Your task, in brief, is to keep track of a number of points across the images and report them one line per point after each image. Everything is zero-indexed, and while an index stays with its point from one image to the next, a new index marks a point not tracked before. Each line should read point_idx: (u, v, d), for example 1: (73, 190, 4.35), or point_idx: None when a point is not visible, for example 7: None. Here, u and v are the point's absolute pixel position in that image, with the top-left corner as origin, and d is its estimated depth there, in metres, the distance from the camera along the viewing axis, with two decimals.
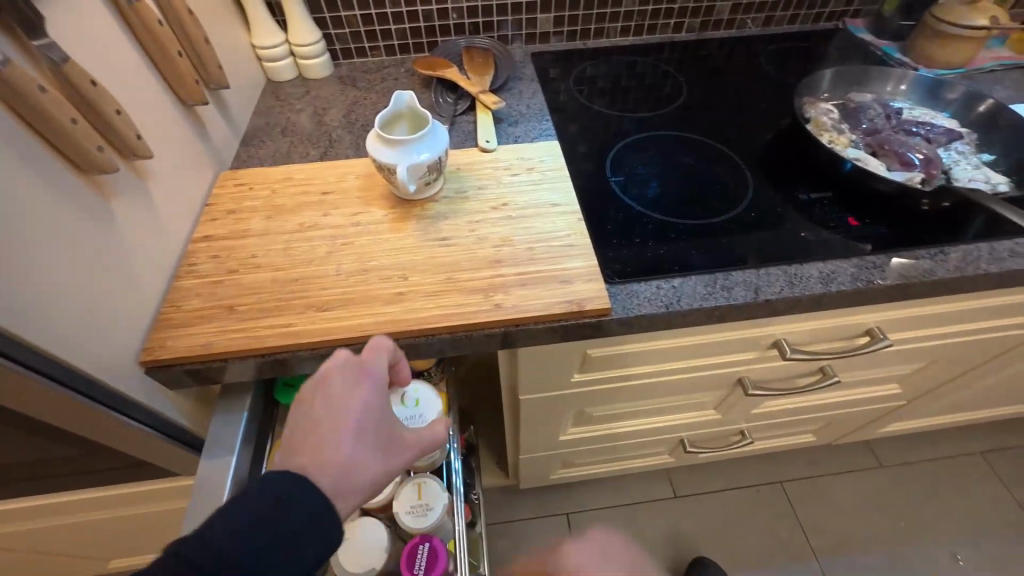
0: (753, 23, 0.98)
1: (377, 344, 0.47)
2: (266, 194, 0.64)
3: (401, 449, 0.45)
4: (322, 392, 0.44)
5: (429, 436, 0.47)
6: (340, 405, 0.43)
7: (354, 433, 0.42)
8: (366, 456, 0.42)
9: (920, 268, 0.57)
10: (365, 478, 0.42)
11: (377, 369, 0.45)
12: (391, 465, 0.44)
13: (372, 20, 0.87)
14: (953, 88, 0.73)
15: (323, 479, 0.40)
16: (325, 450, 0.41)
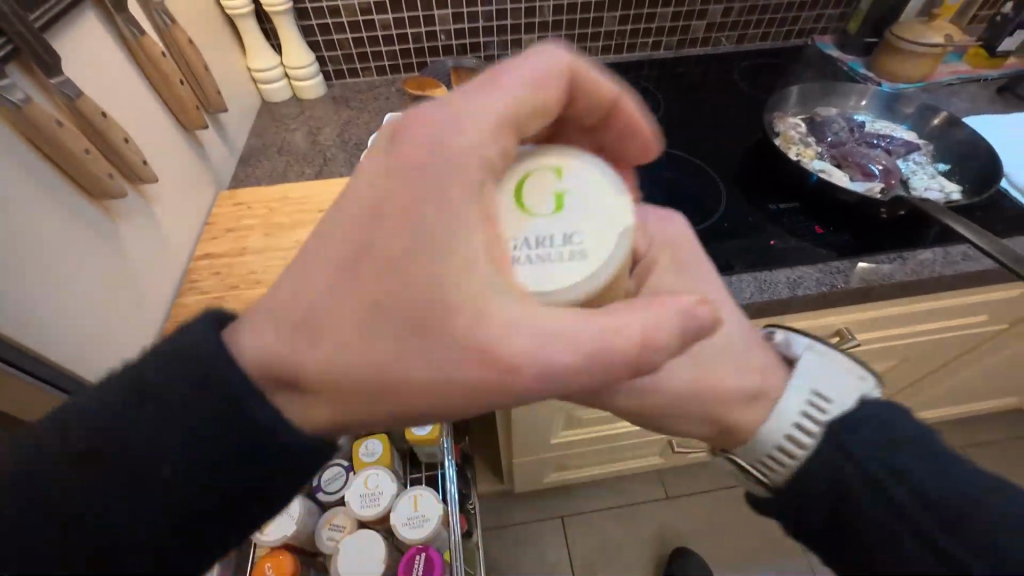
0: (727, 41, 1.03)
1: (554, 58, 0.35)
2: (264, 213, 0.67)
3: (450, 345, 0.29)
4: (447, 98, 0.32)
5: (540, 350, 0.29)
6: (447, 118, 0.31)
7: (422, 210, 0.29)
8: (400, 293, 0.29)
9: (881, 272, 0.61)
10: (371, 340, 0.29)
11: (514, 96, 0.32)
12: (415, 358, 0.29)
13: (363, 43, 0.91)
14: (910, 102, 0.78)
15: (315, 262, 0.30)
16: (362, 203, 0.30)
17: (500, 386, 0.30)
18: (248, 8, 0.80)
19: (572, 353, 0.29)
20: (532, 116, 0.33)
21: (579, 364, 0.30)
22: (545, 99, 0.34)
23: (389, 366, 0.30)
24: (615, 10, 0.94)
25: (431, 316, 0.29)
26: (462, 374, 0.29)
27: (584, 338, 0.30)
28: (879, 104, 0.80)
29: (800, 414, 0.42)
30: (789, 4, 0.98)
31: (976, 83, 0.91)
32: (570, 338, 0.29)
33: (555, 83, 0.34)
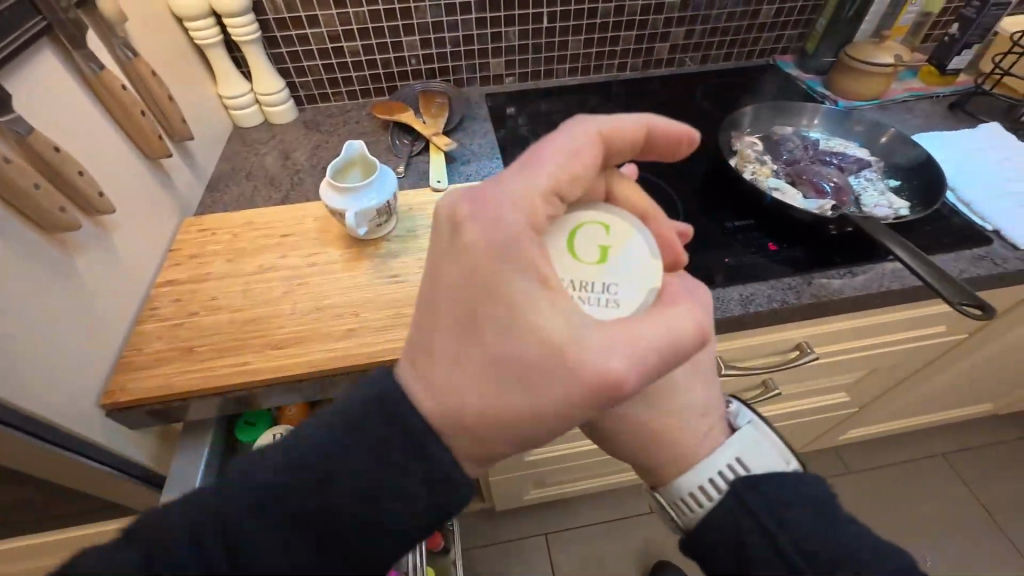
0: (691, 61, 1.06)
1: (577, 130, 0.38)
2: (228, 238, 0.68)
3: (555, 374, 0.34)
4: (504, 185, 0.36)
5: (622, 356, 0.35)
6: (510, 205, 0.36)
7: (514, 278, 0.35)
8: (517, 351, 0.35)
9: (831, 288, 0.62)
10: (498, 391, 0.35)
11: (555, 173, 0.37)
12: (535, 390, 0.35)
13: (333, 69, 0.93)
14: (861, 120, 0.80)
15: (445, 345, 0.36)
16: (467, 291, 0.36)
17: (600, 397, 0.35)
18: (216, 38, 0.81)
19: (644, 354, 0.35)
20: (574, 185, 0.38)
21: (649, 360, 0.36)
22: (579, 166, 0.38)
23: (520, 406, 0.35)
24: (579, 34, 0.97)
25: (539, 358, 0.34)
26: (571, 397, 0.35)
27: (649, 338, 0.36)
28: (831, 122, 0.82)
29: (710, 479, 0.42)
30: (748, 26, 1.02)
31: (929, 100, 0.94)
32: (637, 340, 0.35)
33: (587, 149, 0.38)
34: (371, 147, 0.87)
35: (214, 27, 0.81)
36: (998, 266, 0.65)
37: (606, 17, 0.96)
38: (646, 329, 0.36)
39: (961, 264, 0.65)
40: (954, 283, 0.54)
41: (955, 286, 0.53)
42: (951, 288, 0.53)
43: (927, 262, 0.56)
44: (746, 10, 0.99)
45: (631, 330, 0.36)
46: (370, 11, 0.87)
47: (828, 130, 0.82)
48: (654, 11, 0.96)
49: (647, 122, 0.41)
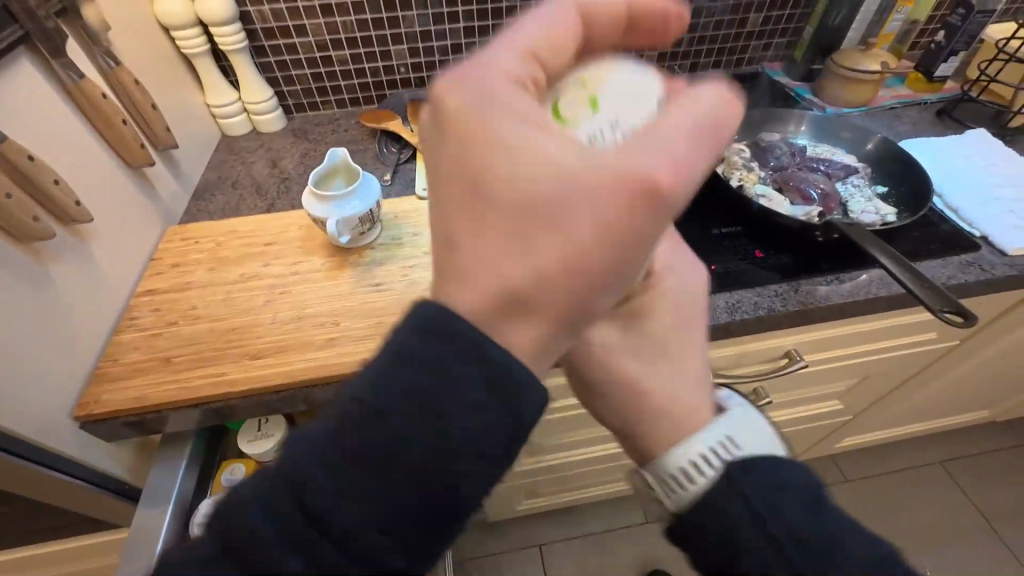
0: (680, 69, 1.07)
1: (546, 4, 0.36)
2: (211, 247, 0.68)
3: (605, 193, 0.28)
4: (484, 55, 0.32)
5: (662, 154, 0.28)
6: (499, 73, 0.32)
7: (522, 125, 0.30)
8: (552, 189, 0.28)
9: (818, 295, 0.62)
10: (549, 242, 0.28)
11: (531, 35, 0.34)
12: (589, 224, 0.28)
13: (321, 78, 0.93)
14: (847, 127, 0.80)
15: (461, 216, 0.29)
16: (483, 153, 0.29)
17: (649, 211, 0.28)
18: (203, 47, 0.81)
19: (691, 135, 0.29)
20: (559, 50, 0.35)
21: (694, 142, 0.29)
22: (560, 31, 0.35)
23: (579, 255, 0.28)
24: None
25: (583, 188, 0.28)
26: (625, 216, 0.28)
27: (684, 118, 0.29)
28: (818, 129, 0.83)
29: (706, 454, 0.37)
30: (736, 34, 1.02)
31: (917, 107, 0.94)
32: (683, 126, 0.29)
33: (563, 14, 0.36)
34: (359, 156, 0.87)
35: (201, 36, 0.81)
36: (986, 273, 0.64)
37: None
38: (681, 121, 0.29)
39: (948, 270, 0.64)
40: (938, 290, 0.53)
41: (939, 294, 0.53)
42: (934, 298, 0.53)
43: (910, 271, 0.55)
44: (734, 19, 0.99)
45: (675, 120, 0.29)
46: (357, 21, 0.87)
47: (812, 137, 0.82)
48: None
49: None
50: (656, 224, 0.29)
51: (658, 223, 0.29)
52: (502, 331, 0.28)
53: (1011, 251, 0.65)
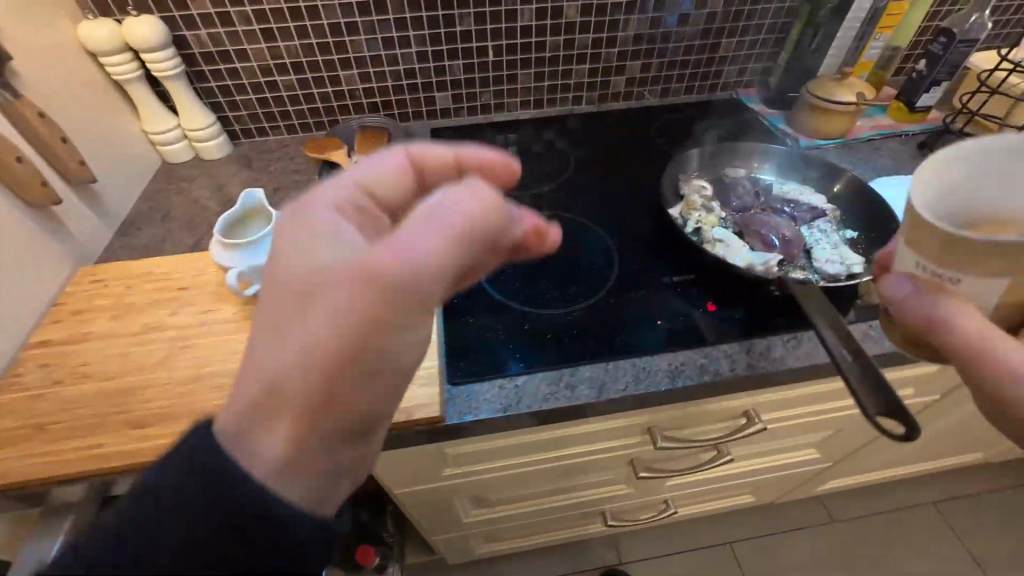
0: (651, 94, 1.01)
1: (381, 154, 0.41)
2: (121, 291, 0.63)
3: (349, 279, 0.31)
4: (316, 191, 0.37)
5: (398, 249, 0.31)
6: (321, 203, 0.36)
7: (328, 239, 0.34)
8: (313, 323, 0.31)
9: (772, 357, 0.56)
10: (308, 336, 0.31)
11: (363, 173, 0.39)
12: (342, 327, 0.31)
13: (267, 103, 0.88)
14: (812, 161, 0.75)
15: (263, 329, 0.32)
16: (277, 275, 0.33)
17: (396, 297, 0.31)
18: (135, 73, 0.77)
19: (450, 236, 0.33)
20: (391, 190, 0.40)
21: (453, 240, 0.33)
22: (391, 181, 0.40)
23: (327, 355, 0.31)
24: (529, 68, 0.93)
25: (347, 298, 0.31)
26: (374, 328, 0.31)
27: (461, 204, 0.33)
28: (780, 161, 0.77)
29: None
30: (707, 59, 0.97)
31: (898, 138, 0.89)
32: (435, 211, 0.33)
33: (392, 168, 0.41)
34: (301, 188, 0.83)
35: (132, 62, 0.76)
36: None
37: (556, 50, 0.91)
38: (455, 206, 0.33)
39: None
40: (885, 383, 0.41)
41: (885, 393, 0.40)
42: (883, 401, 0.40)
43: (863, 356, 0.43)
44: (704, 44, 0.94)
45: (424, 216, 0.33)
46: (303, 45, 0.83)
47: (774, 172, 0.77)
48: (607, 43, 0.92)
49: (455, 151, 0.44)
50: (422, 320, 0.33)
51: (414, 319, 0.33)
52: (249, 432, 0.30)
53: None
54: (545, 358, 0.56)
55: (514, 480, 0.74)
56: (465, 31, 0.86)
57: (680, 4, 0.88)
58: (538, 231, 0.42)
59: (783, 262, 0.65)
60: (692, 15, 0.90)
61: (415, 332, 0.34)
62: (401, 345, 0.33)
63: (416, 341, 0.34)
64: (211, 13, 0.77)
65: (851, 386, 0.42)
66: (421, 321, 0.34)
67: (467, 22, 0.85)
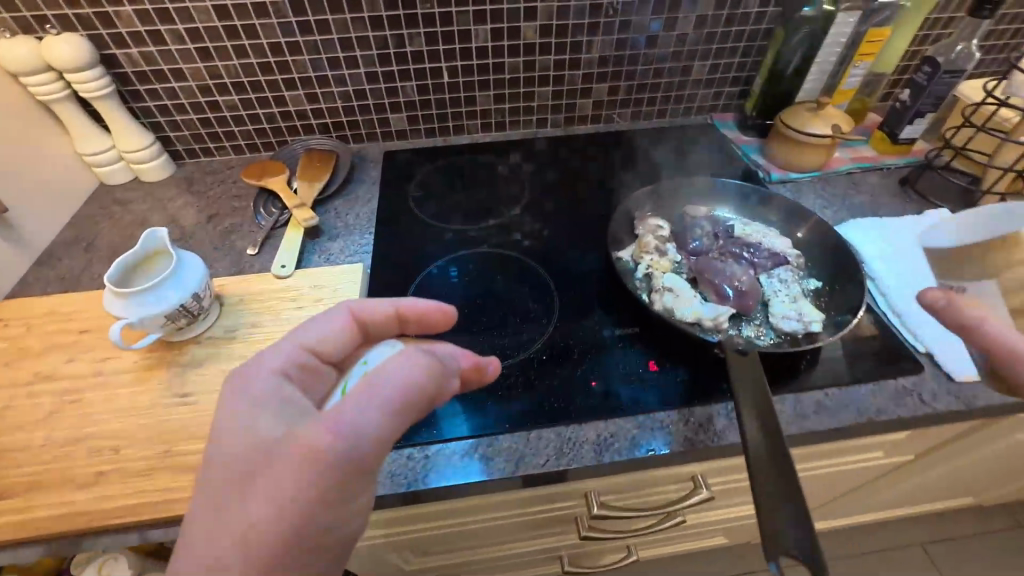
0: (621, 117, 0.96)
1: (326, 312, 0.42)
2: (19, 332, 0.59)
3: (286, 459, 0.31)
4: (260, 358, 0.38)
5: (335, 426, 0.31)
6: (267, 372, 0.37)
7: (269, 413, 0.34)
8: (252, 506, 0.31)
9: (710, 431, 0.51)
10: (246, 519, 0.30)
11: (307, 334, 0.40)
12: (282, 508, 0.31)
13: (210, 123, 0.84)
14: (771, 203, 0.73)
15: (196, 516, 0.31)
16: (214, 455, 0.33)
17: (334, 473, 0.31)
18: (64, 93, 0.72)
19: (389, 406, 0.33)
20: (337, 347, 0.41)
21: (393, 408, 0.33)
22: (337, 339, 0.41)
23: (268, 536, 0.30)
24: (488, 90, 0.88)
25: (286, 478, 0.31)
26: (314, 505, 0.31)
27: (399, 372, 0.34)
28: (741, 200, 0.75)
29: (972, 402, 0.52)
30: (679, 82, 0.91)
31: (878, 172, 0.83)
32: (373, 384, 0.33)
33: (337, 328, 0.41)
34: (237, 216, 0.78)
35: (59, 81, 0.71)
36: (926, 407, 0.53)
37: (516, 72, 0.86)
38: (394, 375, 0.34)
39: (879, 400, 0.53)
40: (798, 492, 0.35)
41: (792, 500, 0.35)
42: (790, 509, 0.35)
43: (776, 450, 0.38)
44: (676, 66, 0.89)
45: (365, 395, 0.33)
46: (242, 65, 0.78)
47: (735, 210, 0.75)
48: (570, 65, 0.86)
49: (396, 304, 0.45)
50: (363, 485, 0.34)
51: (356, 488, 0.33)
52: None
53: (959, 378, 0.54)
54: (462, 424, 0.52)
55: (447, 537, 0.69)
56: (416, 51, 0.81)
57: (648, 25, 0.82)
58: (475, 365, 0.44)
59: (738, 315, 0.60)
60: (661, 36, 0.84)
61: (356, 499, 0.34)
62: (343, 515, 0.33)
63: (360, 505, 0.35)
64: (140, 31, 0.72)
65: (754, 486, 0.36)
66: (363, 487, 0.34)
67: (417, 42, 0.80)
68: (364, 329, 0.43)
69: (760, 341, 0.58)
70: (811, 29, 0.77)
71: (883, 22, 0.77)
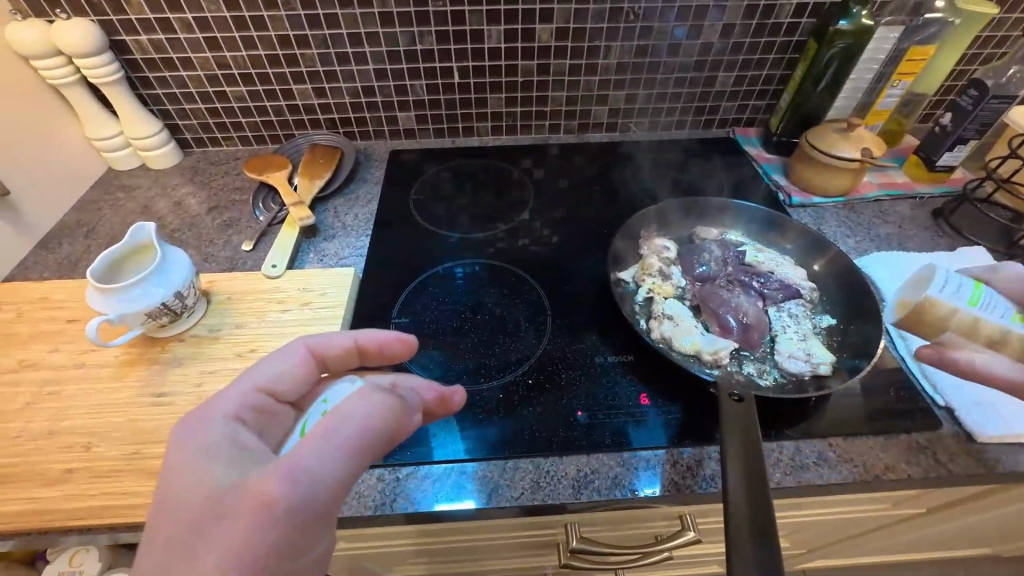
0: (637, 127, 0.92)
1: (282, 350, 0.41)
2: (9, 317, 0.59)
3: (240, 509, 0.28)
4: (211, 402, 0.36)
5: (292, 473, 0.29)
6: (220, 417, 0.34)
7: (223, 460, 0.31)
8: (203, 558, 0.27)
9: (698, 476, 0.48)
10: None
11: (262, 373, 0.38)
12: (236, 564, 0.28)
13: (218, 113, 0.84)
14: (785, 230, 0.70)
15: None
16: (159, 513, 0.29)
17: (292, 522, 0.29)
18: (73, 77, 0.72)
19: (349, 448, 0.31)
20: (294, 385, 0.39)
21: (353, 451, 0.31)
22: (294, 377, 0.39)
23: None
24: (499, 92, 0.85)
25: (239, 531, 0.28)
26: (271, 557, 0.28)
27: (360, 413, 0.32)
28: (755, 224, 0.72)
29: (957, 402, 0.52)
30: (701, 93, 0.87)
31: (908, 201, 0.78)
32: (333, 424, 0.31)
33: (293, 365, 0.40)
34: (236, 210, 0.77)
35: (68, 66, 0.71)
36: (940, 468, 0.48)
37: (529, 75, 0.83)
38: (353, 416, 0.32)
39: (888, 456, 0.49)
40: (774, 542, 0.31)
41: (769, 554, 0.30)
42: (763, 542, 0.31)
43: (755, 492, 0.34)
44: (698, 76, 0.84)
45: (326, 433, 0.31)
46: (250, 56, 0.77)
47: (747, 234, 0.72)
48: (586, 71, 0.83)
49: (355, 337, 0.45)
50: (324, 530, 0.31)
51: (316, 534, 0.31)
52: None
53: (979, 439, 0.49)
54: (438, 448, 0.50)
55: (422, 553, 0.68)
56: (427, 50, 0.78)
57: (670, 31, 0.78)
58: (441, 397, 0.42)
59: (741, 350, 0.57)
60: (684, 44, 0.80)
61: (316, 547, 0.31)
62: (302, 564, 0.30)
63: (321, 552, 0.32)
64: (149, 18, 0.71)
65: (730, 523, 0.33)
66: (324, 533, 0.31)
67: (428, 40, 0.77)
68: (323, 364, 0.42)
69: (762, 380, 0.54)
70: (847, 44, 0.71)
71: (927, 40, 0.71)
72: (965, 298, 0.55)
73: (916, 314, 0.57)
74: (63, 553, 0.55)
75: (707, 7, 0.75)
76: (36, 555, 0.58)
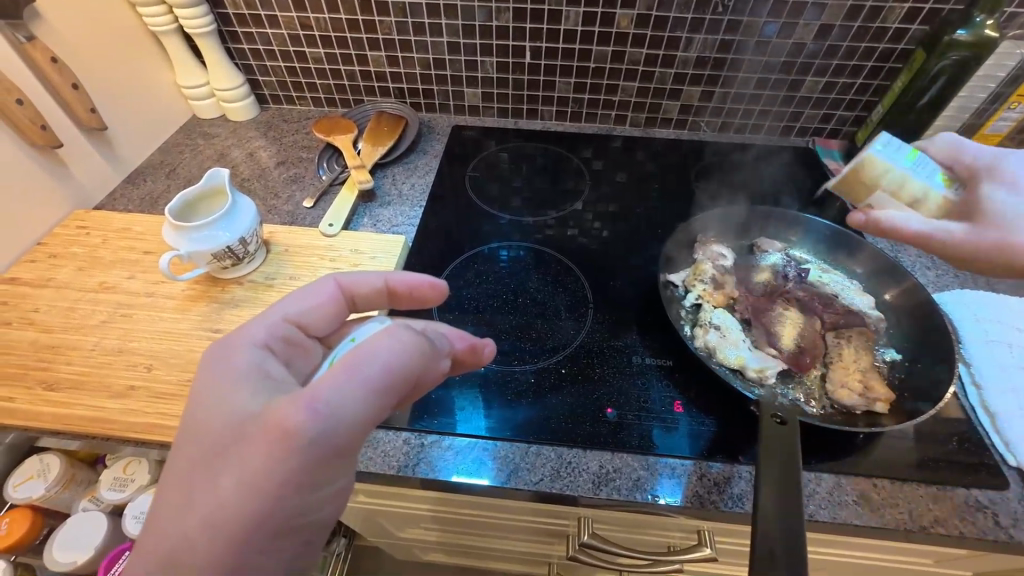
0: (708, 127, 0.88)
1: (313, 285, 0.42)
2: (95, 243, 0.65)
3: (258, 438, 0.29)
4: (243, 330, 0.37)
5: (312, 406, 0.29)
6: (249, 345, 0.36)
7: (247, 388, 0.32)
8: (224, 478, 0.29)
9: (726, 493, 0.46)
10: (214, 500, 0.29)
11: (291, 308, 0.40)
12: (254, 486, 0.28)
13: (296, 73, 0.87)
14: (855, 250, 0.65)
15: (166, 496, 0.30)
16: (189, 431, 0.31)
17: (311, 455, 0.29)
18: (171, 26, 0.77)
19: (372, 386, 0.31)
20: (321, 322, 0.41)
21: (375, 389, 0.31)
22: (323, 314, 0.42)
23: (241, 512, 0.29)
24: (569, 77, 0.83)
25: (258, 457, 0.29)
26: (288, 486, 0.29)
27: (386, 351, 0.31)
28: (825, 240, 0.67)
29: None
30: (784, 97, 0.82)
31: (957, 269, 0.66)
32: (356, 360, 0.30)
33: (324, 303, 0.42)
34: (302, 167, 0.81)
35: (168, 15, 0.76)
36: (999, 532, 0.44)
37: (603, 62, 0.80)
38: (378, 353, 0.31)
39: (939, 508, 0.45)
40: (801, 558, 0.31)
41: None
42: None
43: (791, 514, 0.34)
44: (784, 78, 0.79)
45: (345, 371, 0.30)
46: (332, 19, 0.78)
47: (814, 251, 0.67)
48: (663, 63, 0.79)
49: (385, 277, 0.45)
50: (340, 469, 0.31)
51: (333, 470, 0.31)
52: None
53: None
54: (463, 421, 0.51)
55: (433, 520, 0.70)
56: (502, 27, 0.77)
57: (761, 28, 0.73)
58: (471, 348, 0.42)
59: (789, 372, 0.54)
60: (773, 43, 0.75)
61: (335, 481, 0.31)
62: (320, 496, 0.31)
63: (341, 486, 0.32)
64: None
65: (755, 553, 0.32)
66: (342, 468, 0.31)
67: (505, 17, 0.76)
68: (350, 303, 0.45)
69: (808, 407, 0.51)
70: (961, 57, 0.64)
71: None
72: (902, 157, 0.55)
73: (856, 172, 0.58)
74: (120, 459, 0.60)
75: (805, 4, 0.70)
76: (100, 457, 0.65)
